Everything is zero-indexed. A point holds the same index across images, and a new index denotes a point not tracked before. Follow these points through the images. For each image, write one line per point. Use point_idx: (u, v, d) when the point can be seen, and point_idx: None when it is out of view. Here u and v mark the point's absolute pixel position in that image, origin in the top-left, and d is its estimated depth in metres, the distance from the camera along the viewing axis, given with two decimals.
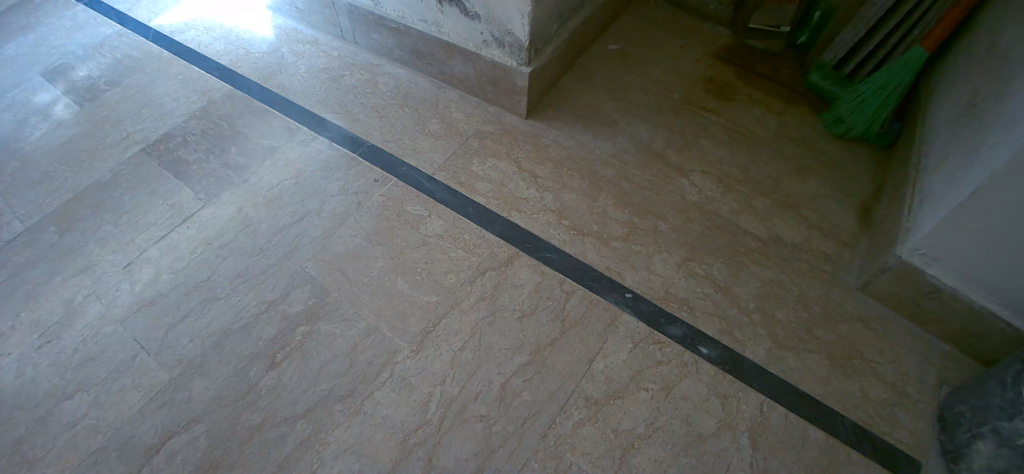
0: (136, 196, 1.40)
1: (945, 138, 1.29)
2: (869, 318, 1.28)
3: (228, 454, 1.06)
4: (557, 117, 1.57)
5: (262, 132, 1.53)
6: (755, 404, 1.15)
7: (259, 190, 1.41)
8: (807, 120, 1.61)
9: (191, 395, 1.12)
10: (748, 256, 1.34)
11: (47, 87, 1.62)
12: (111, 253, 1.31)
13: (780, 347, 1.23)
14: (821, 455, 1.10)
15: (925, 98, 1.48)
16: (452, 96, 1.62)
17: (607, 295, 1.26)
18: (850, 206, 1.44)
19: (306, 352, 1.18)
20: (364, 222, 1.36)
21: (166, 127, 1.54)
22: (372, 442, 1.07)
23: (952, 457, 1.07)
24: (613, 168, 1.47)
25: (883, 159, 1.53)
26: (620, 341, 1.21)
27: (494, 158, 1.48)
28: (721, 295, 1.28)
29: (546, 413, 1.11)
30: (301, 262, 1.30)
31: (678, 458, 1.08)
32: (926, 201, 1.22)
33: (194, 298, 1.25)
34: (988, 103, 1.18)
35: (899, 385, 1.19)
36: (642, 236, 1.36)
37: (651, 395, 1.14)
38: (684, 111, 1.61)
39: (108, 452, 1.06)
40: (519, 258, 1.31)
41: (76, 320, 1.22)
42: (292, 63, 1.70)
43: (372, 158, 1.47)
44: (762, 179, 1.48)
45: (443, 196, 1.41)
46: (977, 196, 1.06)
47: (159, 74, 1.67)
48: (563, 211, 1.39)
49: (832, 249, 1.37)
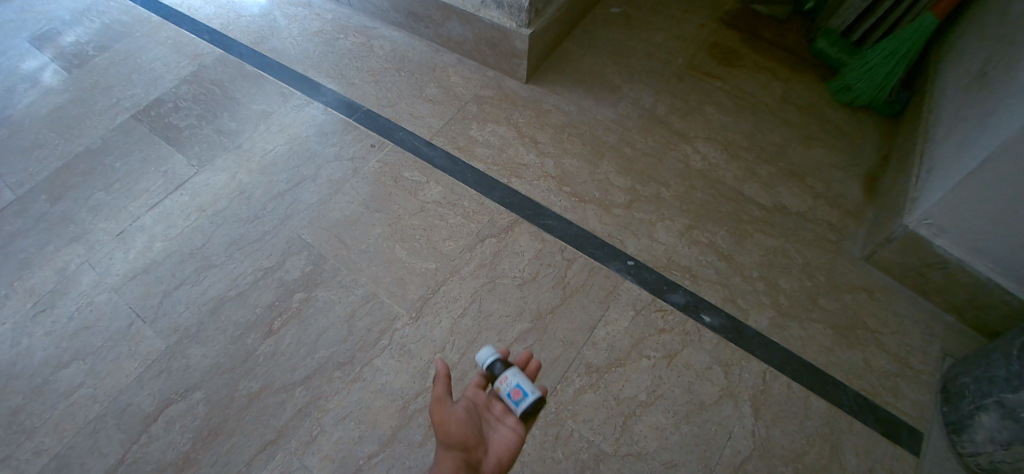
0: (128, 163, 1.38)
1: (954, 107, 1.26)
2: (873, 288, 1.26)
3: (226, 422, 1.05)
4: (558, 82, 1.54)
5: (256, 97, 1.50)
6: (757, 372, 1.14)
7: (253, 156, 1.39)
8: (814, 87, 1.57)
9: (188, 363, 1.11)
10: (752, 225, 1.32)
11: (35, 54, 1.58)
12: (104, 221, 1.29)
13: (784, 316, 1.21)
14: (823, 424, 1.09)
15: (934, 66, 1.44)
16: (450, 60, 1.58)
17: (609, 263, 1.25)
18: (856, 175, 1.42)
19: (303, 318, 1.16)
20: (361, 188, 1.34)
21: (157, 92, 1.51)
22: (371, 409, 1.06)
23: (954, 429, 1.07)
24: (615, 134, 1.44)
25: (890, 129, 1.50)
26: (622, 308, 1.19)
27: (494, 124, 1.45)
28: (724, 264, 1.27)
29: (547, 381, 1.10)
30: (296, 230, 1.27)
31: (679, 425, 1.07)
32: (934, 170, 1.19)
33: (189, 266, 1.23)
34: (1001, 69, 1.15)
35: (903, 356, 1.18)
36: (644, 204, 1.33)
37: (653, 363, 1.13)
38: (687, 76, 1.57)
39: (106, 420, 1.05)
40: (519, 225, 1.28)
41: (71, 289, 1.20)
42: (285, 26, 1.66)
43: (369, 123, 1.44)
44: (767, 146, 1.45)
45: (441, 162, 1.38)
46: (988, 164, 1.03)
47: (148, 39, 1.63)
48: (564, 177, 1.36)
49: (837, 218, 1.35)
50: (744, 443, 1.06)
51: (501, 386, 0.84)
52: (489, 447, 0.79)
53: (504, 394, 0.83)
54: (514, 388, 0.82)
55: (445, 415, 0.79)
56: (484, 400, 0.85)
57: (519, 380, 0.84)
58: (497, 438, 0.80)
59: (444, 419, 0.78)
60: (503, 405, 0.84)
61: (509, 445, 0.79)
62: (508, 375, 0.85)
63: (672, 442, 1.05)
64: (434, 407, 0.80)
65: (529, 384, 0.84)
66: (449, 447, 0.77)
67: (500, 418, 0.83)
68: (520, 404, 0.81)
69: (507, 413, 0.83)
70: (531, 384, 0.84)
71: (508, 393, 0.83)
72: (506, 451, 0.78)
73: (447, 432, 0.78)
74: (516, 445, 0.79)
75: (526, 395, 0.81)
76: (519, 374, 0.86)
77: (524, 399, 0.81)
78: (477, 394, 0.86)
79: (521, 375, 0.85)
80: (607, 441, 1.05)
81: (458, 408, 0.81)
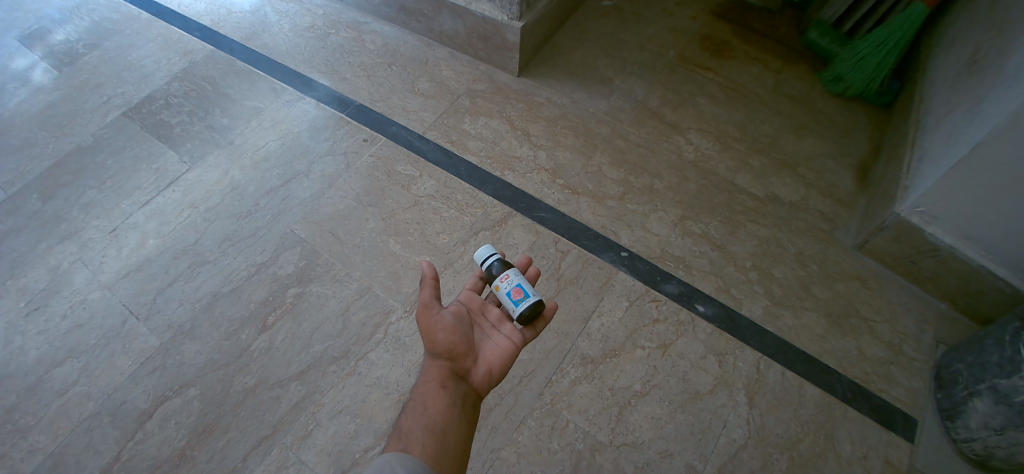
0: (120, 161, 1.37)
1: (945, 96, 1.26)
2: (866, 276, 1.27)
3: (221, 418, 1.05)
4: (550, 75, 1.54)
5: (247, 94, 1.49)
6: (751, 361, 1.14)
7: (245, 151, 1.38)
8: (805, 78, 1.58)
9: (183, 359, 1.11)
10: (745, 215, 1.33)
11: (25, 53, 1.57)
12: (96, 219, 1.29)
13: (777, 305, 1.22)
14: (818, 412, 1.10)
15: (924, 56, 1.45)
16: (442, 54, 1.58)
17: (603, 255, 1.25)
18: (848, 165, 1.42)
19: (298, 313, 1.16)
20: (354, 183, 1.34)
21: (148, 90, 1.51)
22: (367, 403, 1.06)
23: (948, 415, 1.07)
24: (608, 126, 1.45)
25: (882, 118, 1.51)
26: (616, 299, 1.19)
27: (486, 117, 1.45)
28: (718, 254, 1.27)
29: (542, 372, 1.10)
30: (290, 225, 1.27)
31: (674, 414, 1.07)
32: (926, 158, 1.20)
33: (182, 262, 1.23)
34: (990, 58, 1.16)
35: (896, 343, 1.19)
36: (637, 195, 1.34)
37: (647, 353, 1.14)
38: (679, 68, 1.58)
39: (101, 418, 1.05)
40: (513, 218, 1.29)
41: (63, 287, 1.20)
42: (275, 22, 1.66)
43: (361, 118, 1.44)
44: (760, 137, 1.45)
45: (434, 155, 1.38)
46: (979, 150, 1.04)
47: (139, 36, 1.63)
48: (557, 169, 1.37)
49: (830, 208, 1.36)
50: (739, 431, 1.07)
51: (500, 285, 0.93)
52: (479, 355, 0.86)
53: (505, 293, 0.92)
54: (515, 288, 0.92)
55: (434, 322, 0.85)
56: (477, 305, 0.93)
57: (520, 282, 0.93)
58: (487, 346, 0.87)
59: (432, 327, 0.84)
60: (497, 311, 0.92)
61: (499, 352, 0.87)
62: (509, 276, 0.94)
63: (667, 431, 1.06)
64: (423, 314, 0.85)
65: (529, 288, 0.93)
66: (438, 355, 0.84)
67: (492, 326, 0.91)
68: (520, 303, 0.90)
69: (501, 321, 0.91)
70: (530, 287, 0.93)
71: (509, 292, 0.92)
72: (495, 357, 0.86)
73: (436, 340, 0.84)
74: (508, 346, 0.88)
75: (526, 296, 0.91)
76: (520, 276, 0.95)
77: (524, 300, 0.90)
78: (472, 298, 0.94)
79: (522, 279, 0.94)
80: (603, 431, 1.05)
81: (447, 315, 0.86)
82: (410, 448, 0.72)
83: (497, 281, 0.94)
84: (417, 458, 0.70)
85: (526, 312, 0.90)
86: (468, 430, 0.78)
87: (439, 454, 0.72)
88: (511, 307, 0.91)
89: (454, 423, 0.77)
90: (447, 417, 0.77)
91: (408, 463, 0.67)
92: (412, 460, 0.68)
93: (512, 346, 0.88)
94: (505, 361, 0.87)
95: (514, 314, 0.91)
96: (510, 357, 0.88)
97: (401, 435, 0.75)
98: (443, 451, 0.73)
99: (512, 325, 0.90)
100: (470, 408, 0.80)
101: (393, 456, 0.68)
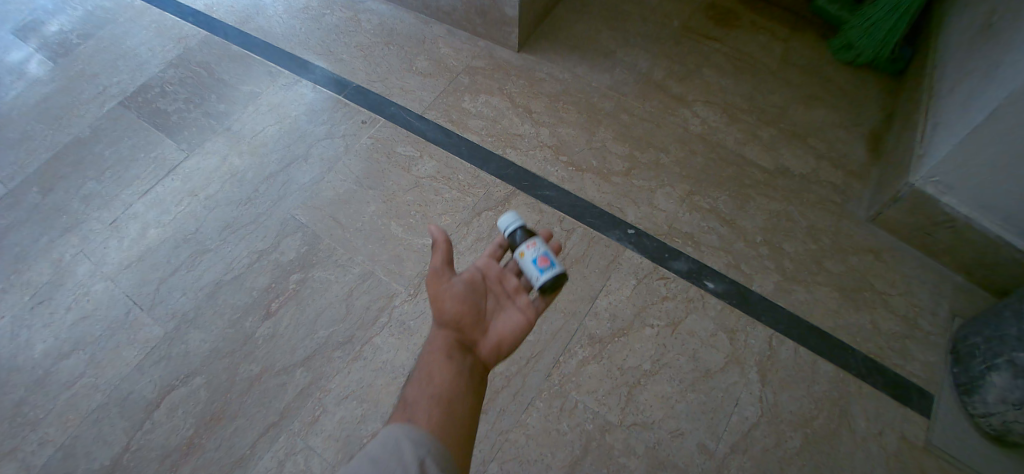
0: (118, 151, 1.36)
1: (959, 61, 1.21)
2: (880, 249, 1.23)
3: (228, 406, 1.04)
4: (551, 49, 1.50)
5: (243, 78, 1.47)
6: (763, 338, 1.12)
7: (243, 138, 1.36)
8: (814, 47, 1.53)
9: (188, 348, 1.10)
10: (755, 188, 1.29)
11: (19, 45, 1.55)
12: (97, 210, 1.27)
13: (789, 280, 1.19)
14: (831, 388, 1.07)
15: (938, 19, 1.39)
16: (439, 32, 1.54)
17: (609, 232, 1.22)
18: (859, 135, 1.38)
19: (301, 299, 1.15)
20: (354, 165, 1.31)
21: (143, 78, 1.48)
22: (373, 388, 1.05)
23: (965, 389, 1.05)
24: (611, 100, 1.41)
25: (894, 87, 1.45)
26: (623, 277, 1.17)
27: (487, 95, 1.42)
28: (727, 229, 1.24)
29: (550, 353, 1.09)
30: (290, 211, 1.25)
31: (685, 393, 1.06)
32: (940, 126, 1.15)
33: (184, 251, 1.21)
34: (1007, 20, 1.10)
35: (911, 317, 1.16)
36: (643, 171, 1.30)
37: (656, 332, 1.11)
38: (684, 39, 1.53)
39: (109, 409, 1.05)
40: (516, 197, 1.26)
41: (67, 280, 1.19)
42: (269, 4, 1.62)
43: (359, 99, 1.42)
44: (769, 108, 1.41)
45: (434, 136, 1.35)
46: (995, 116, 0.99)
47: (132, 24, 1.60)
48: (560, 146, 1.33)
49: (842, 179, 1.32)
50: (751, 409, 1.05)
51: (526, 252, 0.89)
52: (488, 327, 0.85)
53: (529, 260, 0.88)
54: (541, 255, 0.87)
55: (443, 291, 0.83)
56: (496, 273, 0.92)
57: (546, 250, 0.89)
58: (498, 320, 0.86)
59: (439, 295, 0.83)
60: (515, 282, 0.91)
61: (510, 327, 0.85)
62: (536, 243, 0.89)
63: (678, 410, 1.04)
64: (433, 281, 0.84)
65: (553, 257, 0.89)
66: (444, 325, 0.83)
67: (507, 298, 0.89)
68: (544, 272, 0.86)
69: (517, 293, 0.90)
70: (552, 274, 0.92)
71: (534, 260, 0.87)
72: (506, 329, 0.85)
73: (442, 309, 0.83)
74: (522, 321, 0.86)
75: (552, 265, 0.87)
76: (545, 244, 0.91)
77: (548, 268, 0.86)
78: (489, 267, 0.92)
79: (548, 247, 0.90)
80: (612, 412, 1.03)
81: (456, 284, 0.85)
82: (415, 419, 0.70)
83: (523, 248, 0.89)
84: (421, 427, 0.68)
85: (548, 281, 0.85)
86: (474, 402, 0.76)
87: (444, 425, 0.70)
88: (534, 274, 0.86)
89: (459, 393, 0.75)
90: (452, 388, 0.76)
91: (411, 431, 0.66)
92: (417, 429, 0.66)
93: (526, 321, 0.86)
94: (516, 336, 0.85)
95: (535, 284, 0.87)
96: (522, 333, 0.86)
97: (406, 407, 0.74)
98: (448, 423, 0.71)
99: (529, 299, 0.89)
100: (477, 380, 0.79)
101: (396, 426, 0.66)
